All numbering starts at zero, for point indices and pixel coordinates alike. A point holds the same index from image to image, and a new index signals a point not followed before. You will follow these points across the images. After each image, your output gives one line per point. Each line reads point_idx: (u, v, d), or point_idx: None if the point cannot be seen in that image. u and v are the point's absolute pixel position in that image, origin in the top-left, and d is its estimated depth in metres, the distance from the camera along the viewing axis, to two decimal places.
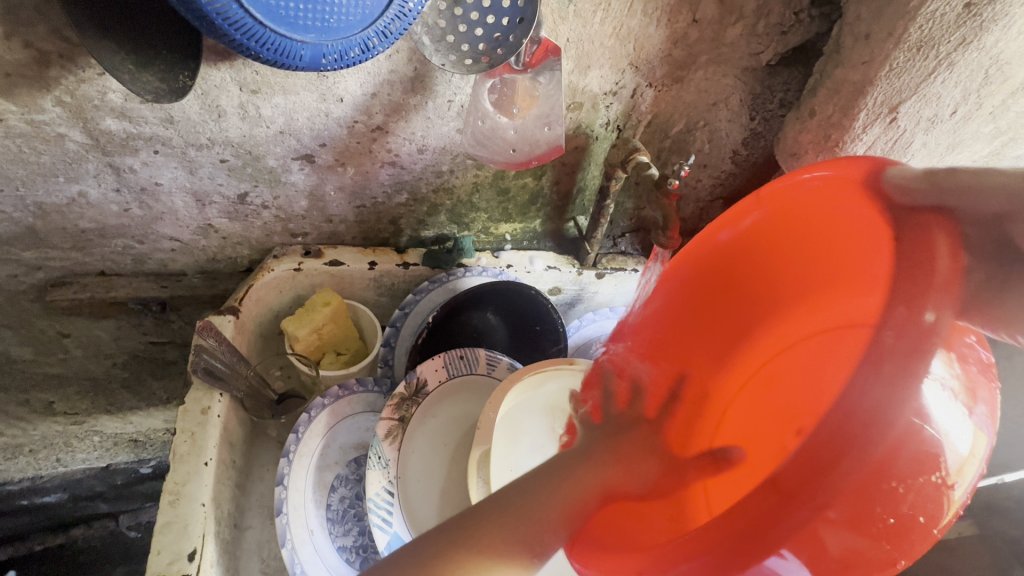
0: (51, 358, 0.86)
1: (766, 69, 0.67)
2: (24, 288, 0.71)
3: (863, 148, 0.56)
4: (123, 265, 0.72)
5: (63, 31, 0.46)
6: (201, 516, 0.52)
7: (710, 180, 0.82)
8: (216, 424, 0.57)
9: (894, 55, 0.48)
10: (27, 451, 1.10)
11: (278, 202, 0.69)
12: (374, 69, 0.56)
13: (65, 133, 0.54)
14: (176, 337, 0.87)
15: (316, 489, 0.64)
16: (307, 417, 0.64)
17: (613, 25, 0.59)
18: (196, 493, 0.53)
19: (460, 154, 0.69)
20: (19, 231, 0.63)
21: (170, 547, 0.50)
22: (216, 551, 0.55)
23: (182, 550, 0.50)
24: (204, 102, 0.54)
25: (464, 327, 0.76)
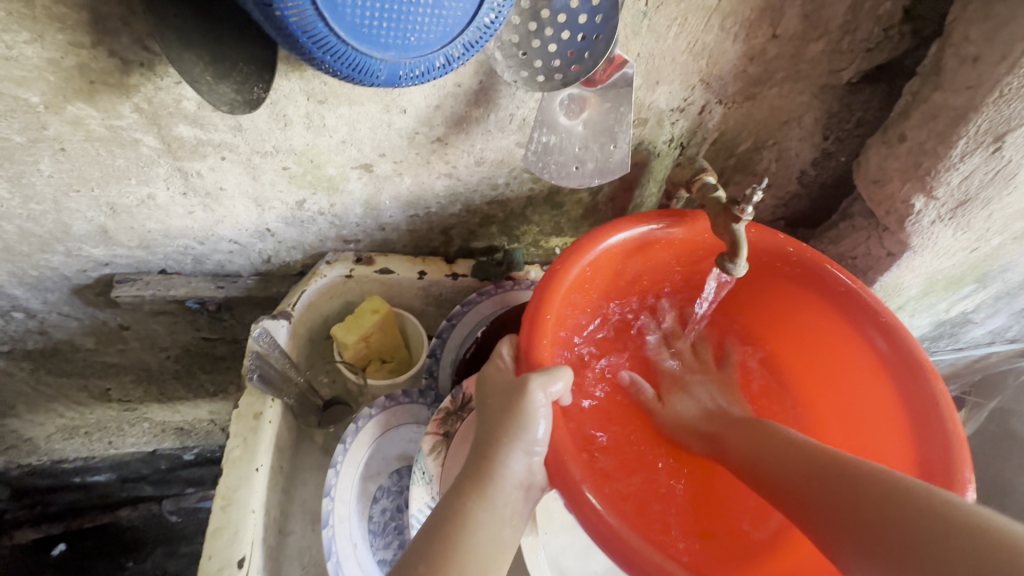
0: (110, 348, 0.90)
1: (846, 87, 0.63)
2: (92, 282, 0.74)
3: (960, 177, 0.51)
4: (183, 265, 0.74)
5: (145, 40, 0.47)
6: (250, 524, 0.52)
7: (773, 201, 0.78)
8: (268, 430, 0.57)
9: (1006, 80, 0.45)
10: (83, 432, 1.15)
11: (334, 209, 0.69)
12: (439, 82, 0.55)
13: (140, 138, 0.55)
14: (227, 334, 0.90)
15: (360, 500, 0.64)
16: (354, 427, 0.64)
17: (688, 40, 0.56)
18: (246, 499, 0.53)
19: (517, 167, 0.68)
20: (92, 230, 0.65)
21: (221, 552, 0.50)
22: (262, 557, 0.55)
23: (231, 557, 0.50)
24: (273, 111, 0.55)
25: None
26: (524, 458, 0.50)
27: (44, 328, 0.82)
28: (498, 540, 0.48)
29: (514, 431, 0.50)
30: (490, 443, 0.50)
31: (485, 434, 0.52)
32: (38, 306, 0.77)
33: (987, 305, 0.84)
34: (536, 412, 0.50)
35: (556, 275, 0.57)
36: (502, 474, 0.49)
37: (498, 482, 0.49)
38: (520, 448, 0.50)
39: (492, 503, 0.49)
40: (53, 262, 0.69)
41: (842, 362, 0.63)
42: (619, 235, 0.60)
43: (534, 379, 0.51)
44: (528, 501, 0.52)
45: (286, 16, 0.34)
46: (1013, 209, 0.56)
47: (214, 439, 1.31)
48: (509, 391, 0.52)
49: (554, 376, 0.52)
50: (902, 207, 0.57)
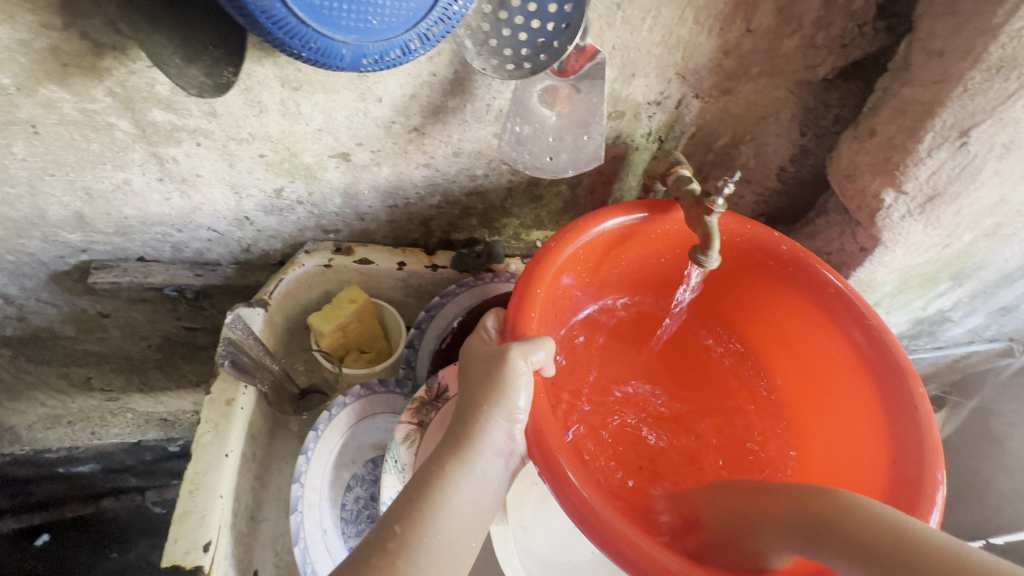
0: (91, 336, 0.90)
1: (822, 83, 0.64)
2: (70, 269, 0.74)
3: (927, 172, 0.52)
4: (161, 252, 0.74)
5: (116, 23, 0.47)
6: (218, 508, 0.52)
7: (753, 197, 0.78)
8: (240, 416, 0.57)
9: (970, 75, 0.45)
10: (65, 421, 1.14)
11: (312, 198, 0.69)
12: (414, 70, 0.55)
13: (114, 123, 0.55)
14: (208, 324, 0.90)
15: (332, 488, 0.64)
16: (327, 415, 0.64)
17: (663, 32, 0.56)
18: (215, 484, 0.53)
19: (495, 158, 0.68)
20: (68, 215, 0.65)
21: (187, 536, 0.50)
22: (231, 542, 0.55)
23: (198, 541, 0.50)
24: (247, 97, 0.55)
25: None
26: (504, 424, 0.50)
27: (23, 314, 0.81)
28: (473, 507, 0.48)
29: (494, 398, 0.50)
30: (471, 409, 0.50)
31: (467, 401, 0.52)
32: (16, 292, 0.77)
33: (965, 304, 0.85)
34: (516, 379, 0.50)
35: (550, 252, 0.58)
36: (481, 438, 0.49)
37: (477, 448, 0.49)
38: (500, 416, 0.50)
39: (469, 470, 0.49)
40: (30, 247, 0.69)
41: (828, 367, 0.63)
42: (613, 219, 0.61)
43: (515, 347, 0.51)
44: (508, 468, 0.52)
45: None
46: (982, 205, 0.56)
47: (198, 431, 1.31)
48: (490, 359, 0.52)
49: (537, 344, 0.52)
50: (873, 201, 0.57)
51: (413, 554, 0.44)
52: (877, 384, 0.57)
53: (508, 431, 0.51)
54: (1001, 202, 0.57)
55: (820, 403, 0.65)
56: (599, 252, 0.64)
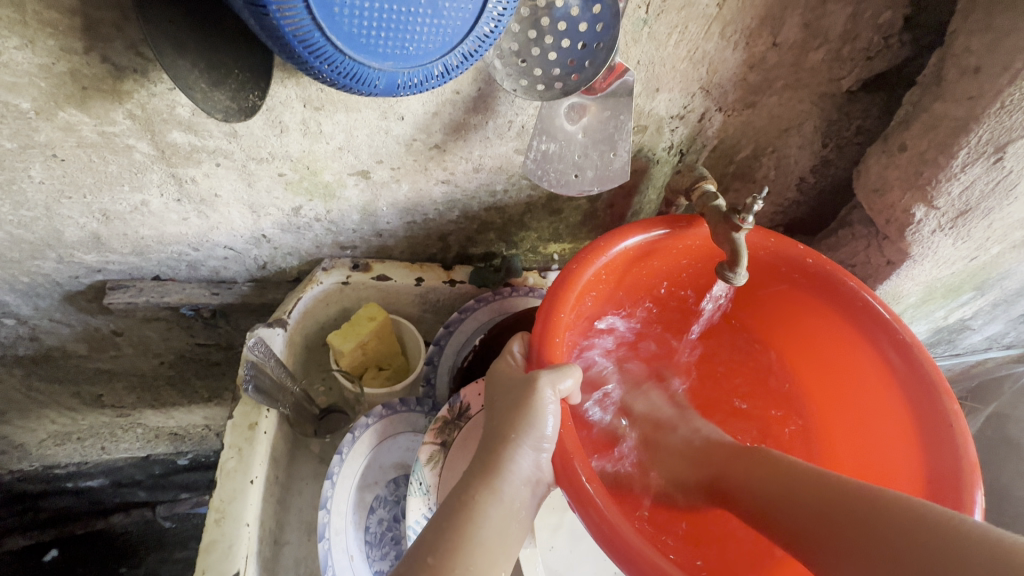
0: (103, 354, 0.89)
1: (845, 95, 0.63)
2: (84, 289, 0.73)
3: (960, 188, 0.51)
4: (177, 271, 0.73)
5: (138, 47, 0.46)
6: (245, 537, 0.51)
7: (772, 208, 0.78)
8: (263, 441, 0.56)
9: (1008, 91, 0.44)
10: (75, 438, 1.14)
11: (330, 216, 0.68)
12: (438, 89, 0.54)
13: (133, 144, 0.55)
14: (221, 340, 0.89)
15: (356, 511, 0.63)
16: (351, 437, 0.64)
17: (688, 48, 0.56)
18: (241, 512, 0.52)
19: (516, 173, 0.67)
20: (84, 236, 0.64)
21: (215, 566, 0.49)
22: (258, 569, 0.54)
23: (226, 571, 0.49)
24: (269, 118, 0.54)
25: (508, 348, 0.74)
26: (532, 453, 0.50)
27: (35, 334, 0.80)
28: (505, 538, 0.47)
29: (523, 426, 0.49)
30: (499, 437, 0.50)
31: (494, 429, 0.51)
32: (29, 312, 0.76)
33: (985, 312, 0.84)
34: (544, 408, 0.50)
35: (572, 274, 0.57)
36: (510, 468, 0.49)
37: (506, 477, 0.48)
38: (528, 444, 0.49)
39: (500, 500, 0.47)
40: (45, 268, 0.68)
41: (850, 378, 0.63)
42: (635, 236, 0.60)
43: (544, 375, 0.51)
44: (535, 499, 0.51)
45: (281, 25, 0.33)
46: (1013, 219, 0.56)
47: (208, 445, 1.30)
48: (516, 386, 0.52)
49: (564, 372, 0.52)
50: (903, 216, 0.56)
51: None
52: (908, 399, 0.57)
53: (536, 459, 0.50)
54: None
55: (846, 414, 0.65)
56: (620, 270, 0.63)
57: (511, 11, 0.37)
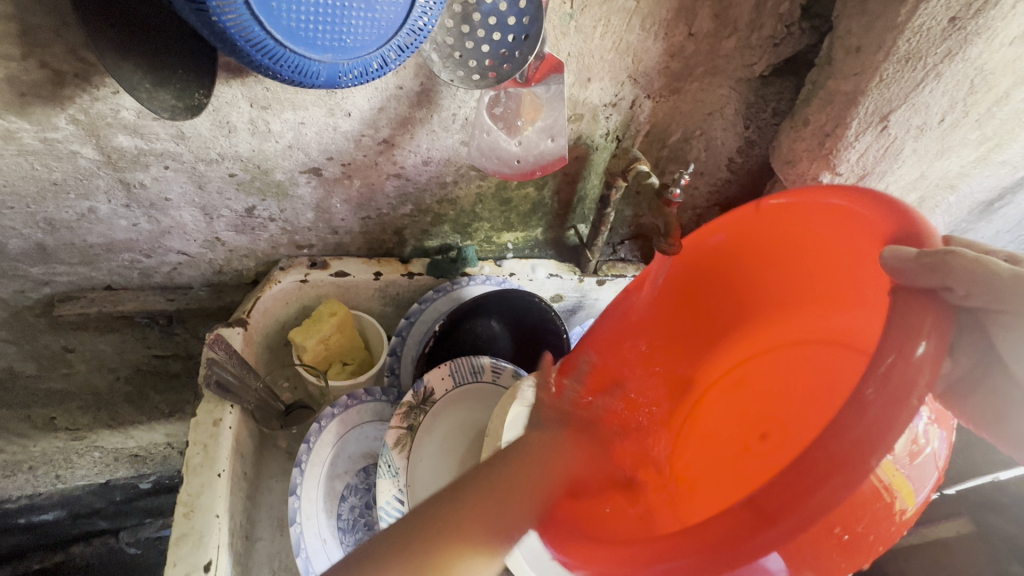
0: (55, 373, 0.86)
1: (759, 80, 0.70)
2: (31, 304, 0.71)
3: (856, 155, 0.58)
4: (129, 279, 0.72)
5: (78, 50, 0.47)
6: (215, 528, 0.52)
7: (706, 187, 0.84)
8: (228, 436, 0.57)
9: (883, 66, 0.50)
10: (26, 467, 1.09)
11: (284, 215, 0.70)
12: (382, 84, 0.57)
13: (77, 151, 0.55)
14: (180, 350, 0.88)
15: (327, 499, 0.64)
16: (317, 427, 0.65)
17: (613, 39, 0.60)
18: (210, 505, 0.53)
19: (464, 165, 0.70)
20: (28, 247, 0.63)
21: (186, 558, 0.50)
22: (231, 561, 0.55)
23: (198, 562, 0.50)
24: (215, 119, 0.55)
25: (468, 335, 0.77)
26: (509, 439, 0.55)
27: None
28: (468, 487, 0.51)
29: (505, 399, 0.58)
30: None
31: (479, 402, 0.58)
32: None
33: None
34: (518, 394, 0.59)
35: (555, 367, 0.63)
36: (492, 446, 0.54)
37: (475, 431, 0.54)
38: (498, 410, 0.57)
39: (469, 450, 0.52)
40: None
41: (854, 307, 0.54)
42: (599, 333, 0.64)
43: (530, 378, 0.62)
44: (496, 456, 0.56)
45: (223, 23, 0.35)
46: (907, 181, 0.63)
47: (171, 465, 1.27)
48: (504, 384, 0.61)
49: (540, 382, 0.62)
50: (813, 184, 0.63)
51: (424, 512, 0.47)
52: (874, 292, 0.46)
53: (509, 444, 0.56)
54: (921, 177, 0.63)
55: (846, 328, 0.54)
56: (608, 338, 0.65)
57: (439, 6, 0.41)
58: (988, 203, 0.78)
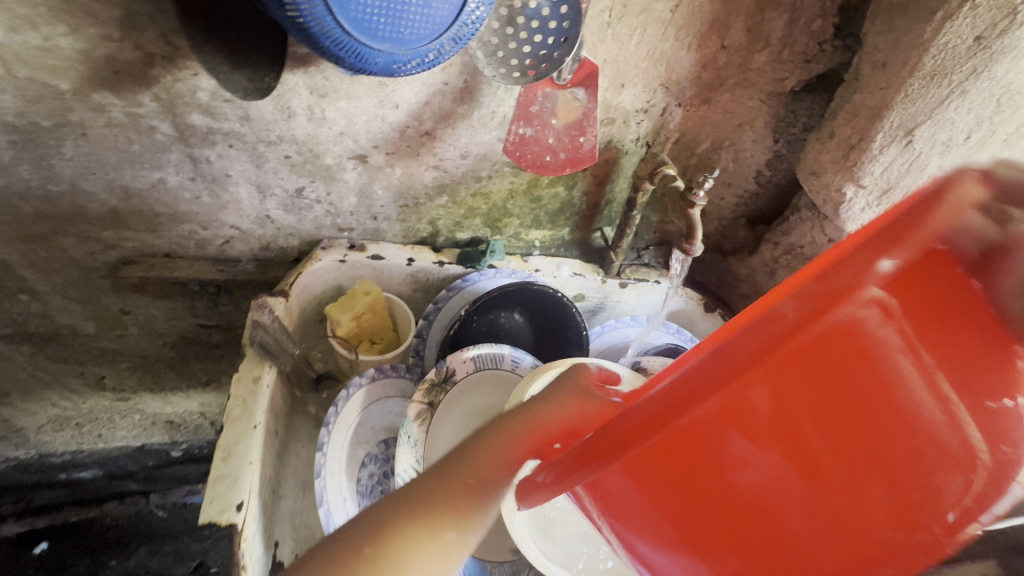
0: (110, 334, 0.94)
1: (791, 95, 0.70)
2: (99, 265, 0.78)
3: (880, 168, 0.59)
4: (186, 249, 0.79)
5: (168, 36, 0.53)
6: (248, 473, 0.57)
7: (734, 198, 0.86)
8: (265, 394, 0.62)
9: (909, 82, 0.53)
10: (74, 423, 1.17)
11: (330, 198, 0.75)
12: (429, 80, 0.62)
13: (156, 126, 0.61)
14: (223, 321, 0.94)
15: (349, 462, 0.68)
16: (346, 394, 0.69)
17: (648, 48, 0.64)
18: (245, 452, 0.58)
19: (499, 161, 0.75)
20: (103, 212, 0.70)
21: (220, 497, 0.55)
22: (259, 507, 0.59)
23: (231, 501, 0.55)
24: (278, 103, 0.61)
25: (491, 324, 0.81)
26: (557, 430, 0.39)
27: (48, 311, 0.86)
28: None
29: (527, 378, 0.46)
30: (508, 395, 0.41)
31: None
32: (44, 288, 0.81)
33: None
34: None
35: None
36: (549, 421, 0.38)
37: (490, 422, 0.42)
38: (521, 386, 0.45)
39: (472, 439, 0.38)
40: (64, 243, 0.74)
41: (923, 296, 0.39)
42: None
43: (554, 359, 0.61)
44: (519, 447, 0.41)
45: (303, 14, 0.40)
46: None
47: (202, 435, 1.34)
48: None
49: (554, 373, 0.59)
50: (836, 195, 0.65)
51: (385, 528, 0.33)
52: None
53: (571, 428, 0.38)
54: None
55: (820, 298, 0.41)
56: None
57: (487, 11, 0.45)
58: None
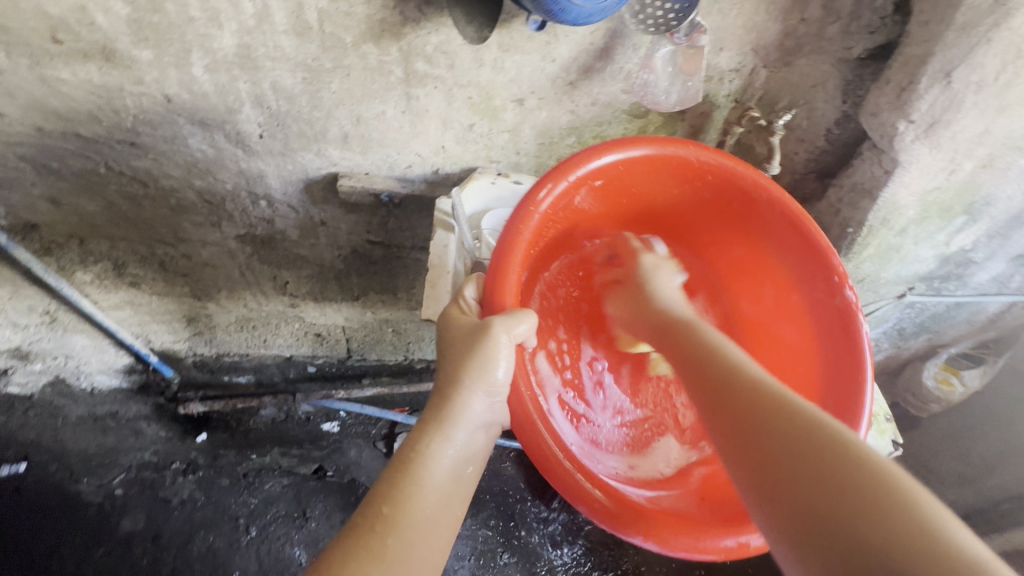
0: (306, 242, 1.25)
1: (856, 61, 0.90)
2: (321, 178, 1.10)
3: (926, 105, 0.80)
4: (380, 169, 1.09)
5: (421, 6, 0.82)
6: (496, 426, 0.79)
7: (806, 153, 1.03)
8: (364, 177, 1.09)
9: (947, 34, 0.74)
10: (251, 325, 1.53)
11: (490, 133, 1.02)
12: (581, 40, 0.87)
13: (393, 70, 0.90)
14: (386, 238, 1.24)
15: (396, 179, 1.11)
16: (401, 184, 1.11)
17: (743, 19, 0.86)
18: (482, 410, 0.76)
19: (619, 109, 0.99)
20: (339, 135, 1.01)
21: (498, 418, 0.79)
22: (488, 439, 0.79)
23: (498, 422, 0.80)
24: (476, 55, 0.88)
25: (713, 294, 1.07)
26: (486, 398, 0.75)
27: (274, 216, 1.18)
28: (453, 473, 0.72)
29: (468, 363, 0.74)
30: (442, 363, 0.77)
31: (446, 376, 0.76)
32: (279, 197, 1.13)
33: (981, 245, 1.07)
34: (499, 348, 0.75)
35: (574, 159, 0.85)
36: (465, 410, 0.74)
37: (455, 424, 0.74)
38: (484, 390, 0.75)
39: (443, 443, 0.72)
40: (305, 159, 1.05)
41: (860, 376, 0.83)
42: (614, 152, 0.87)
43: (501, 323, 0.75)
44: (486, 435, 0.78)
45: None
46: (973, 134, 0.83)
47: (338, 350, 1.67)
48: (478, 329, 0.76)
49: (520, 321, 0.76)
50: (891, 130, 0.85)
51: (408, 512, 0.66)
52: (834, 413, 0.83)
53: (482, 409, 0.76)
54: (987, 132, 0.82)
55: (715, 218, 1.00)
56: (607, 187, 0.93)
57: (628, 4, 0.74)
58: None
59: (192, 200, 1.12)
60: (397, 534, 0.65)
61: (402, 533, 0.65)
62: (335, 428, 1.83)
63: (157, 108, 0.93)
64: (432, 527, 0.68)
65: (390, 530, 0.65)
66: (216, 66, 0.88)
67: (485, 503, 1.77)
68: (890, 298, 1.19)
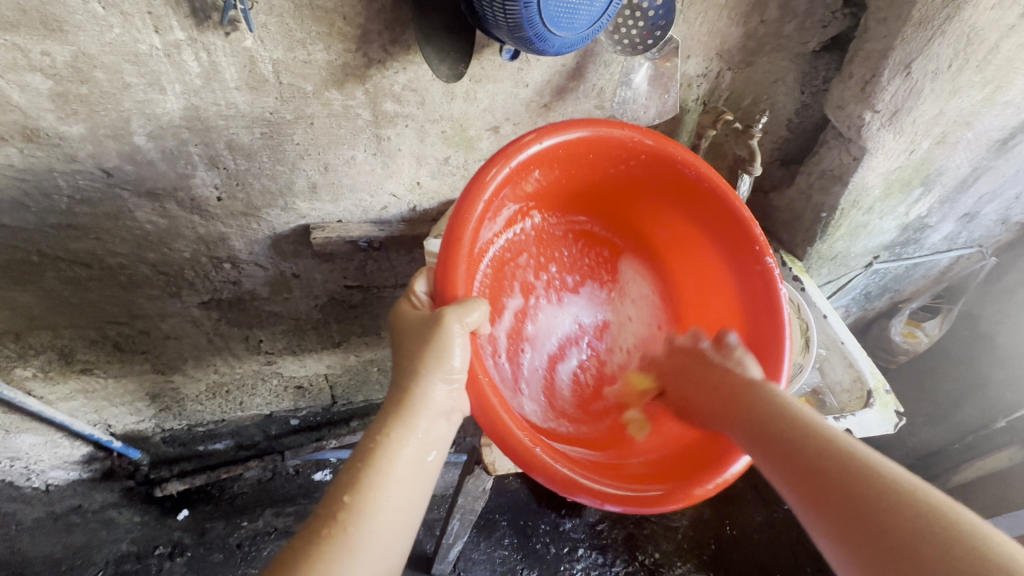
0: (279, 297, 1.17)
1: (812, 54, 0.93)
2: (290, 232, 1.02)
3: (889, 95, 0.85)
4: (354, 214, 1.02)
5: (386, 46, 0.76)
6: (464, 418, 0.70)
7: (771, 144, 1.07)
8: (337, 224, 1.02)
9: (906, 29, 0.78)
10: (224, 390, 1.42)
11: (466, 163, 0.99)
12: (553, 63, 0.85)
13: (360, 113, 0.85)
14: (364, 280, 1.18)
15: (371, 223, 1.04)
16: (378, 228, 1.04)
17: (708, 26, 0.87)
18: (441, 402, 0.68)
19: None
20: (306, 185, 0.94)
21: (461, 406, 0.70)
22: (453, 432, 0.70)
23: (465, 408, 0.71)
24: (447, 89, 0.84)
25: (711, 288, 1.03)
26: (446, 384, 0.67)
27: (241, 277, 1.09)
28: (409, 469, 0.64)
29: (422, 353, 0.66)
30: (397, 361, 0.70)
31: (401, 366, 0.69)
32: (245, 257, 1.04)
33: (934, 211, 1.15)
34: (451, 335, 0.66)
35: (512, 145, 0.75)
36: (426, 400, 0.67)
37: (413, 413, 0.66)
38: (442, 378, 0.67)
39: (400, 436, 0.65)
40: (271, 215, 0.97)
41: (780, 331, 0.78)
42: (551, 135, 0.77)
43: (452, 313, 0.66)
44: (449, 424, 0.70)
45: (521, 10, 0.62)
46: (930, 116, 0.88)
47: (322, 398, 1.59)
48: (430, 321, 0.67)
49: (470, 307, 0.67)
50: (857, 120, 0.90)
51: (358, 522, 0.58)
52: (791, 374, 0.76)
53: (441, 398, 0.67)
54: (941, 113, 0.88)
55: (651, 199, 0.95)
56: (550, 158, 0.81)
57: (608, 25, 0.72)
58: (1002, 141, 1.00)
59: (145, 274, 1.02)
60: (341, 551, 0.56)
61: (348, 548, 0.57)
62: (327, 477, 1.74)
63: (96, 184, 0.83)
64: (384, 534, 0.60)
65: (340, 539, 0.57)
66: (162, 133, 0.79)
67: (496, 524, 1.74)
68: (858, 268, 1.26)
